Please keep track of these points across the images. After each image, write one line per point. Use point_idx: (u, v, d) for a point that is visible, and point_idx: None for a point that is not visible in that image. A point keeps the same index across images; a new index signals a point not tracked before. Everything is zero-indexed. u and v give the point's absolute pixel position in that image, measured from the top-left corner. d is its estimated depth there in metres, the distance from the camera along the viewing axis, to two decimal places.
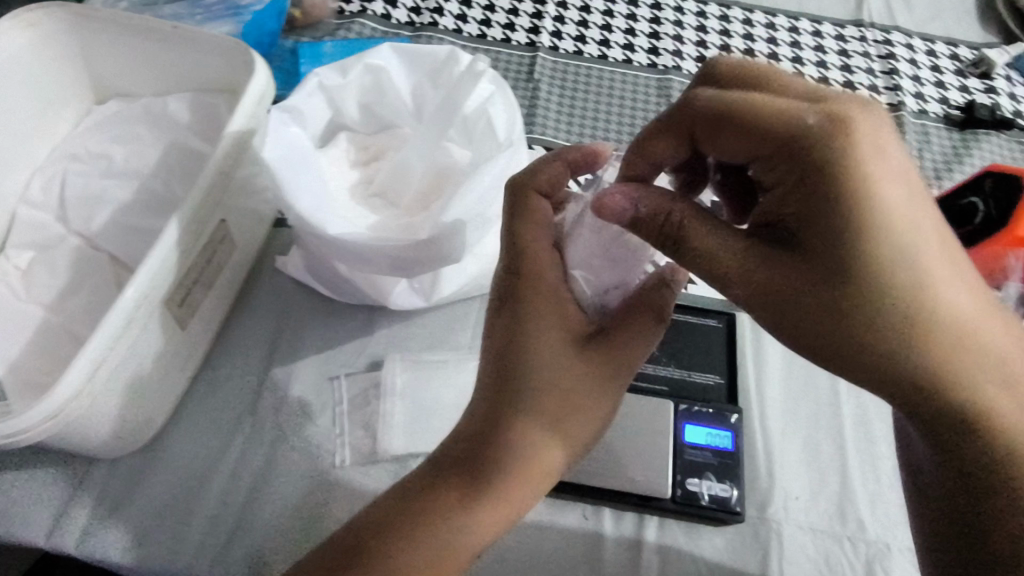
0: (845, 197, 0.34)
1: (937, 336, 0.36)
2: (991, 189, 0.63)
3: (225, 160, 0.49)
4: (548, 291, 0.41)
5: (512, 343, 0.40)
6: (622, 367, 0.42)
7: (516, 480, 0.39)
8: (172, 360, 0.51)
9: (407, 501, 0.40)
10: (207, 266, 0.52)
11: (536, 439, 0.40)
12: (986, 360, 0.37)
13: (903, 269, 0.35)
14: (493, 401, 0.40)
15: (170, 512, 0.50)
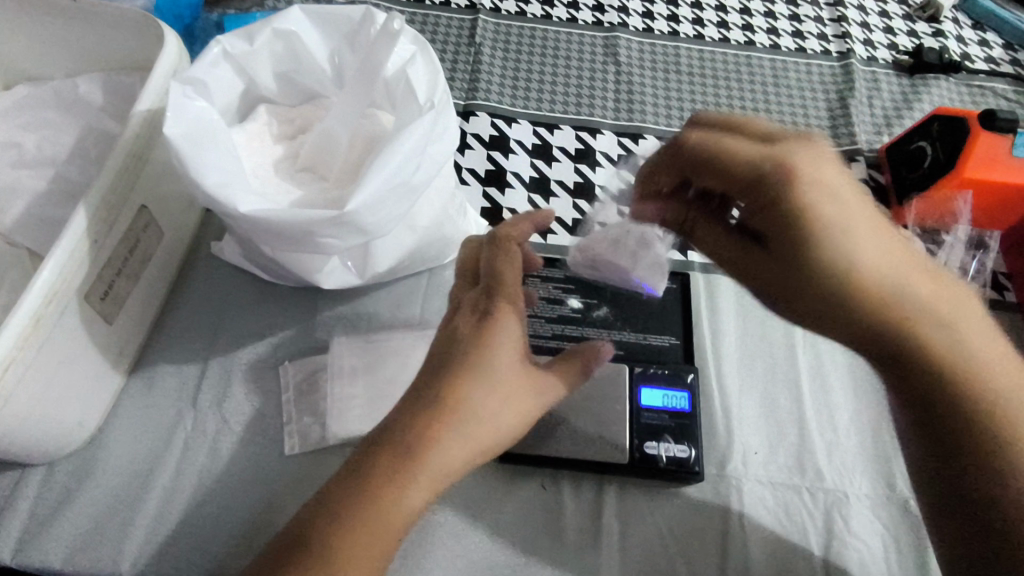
0: (807, 235, 0.39)
1: (915, 331, 0.39)
2: (938, 133, 0.62)
3: (136, 141, 0.46)
4: (518, 304, 0.43)
5: (469, 342, 0.40)
6: (550, 394, 0.42)
7: (450, 461, 0.37)
8: (101, 357, 0.48)
9: (337, 486, 0.36)
10: (132, 255, 0.49)
11: (484, 438, 0.38)
12: (975, 359, 0.38)
13: (880, 286, 0.39)
14: (439, 391, 0.38)
15: (110, 515, 0.47)
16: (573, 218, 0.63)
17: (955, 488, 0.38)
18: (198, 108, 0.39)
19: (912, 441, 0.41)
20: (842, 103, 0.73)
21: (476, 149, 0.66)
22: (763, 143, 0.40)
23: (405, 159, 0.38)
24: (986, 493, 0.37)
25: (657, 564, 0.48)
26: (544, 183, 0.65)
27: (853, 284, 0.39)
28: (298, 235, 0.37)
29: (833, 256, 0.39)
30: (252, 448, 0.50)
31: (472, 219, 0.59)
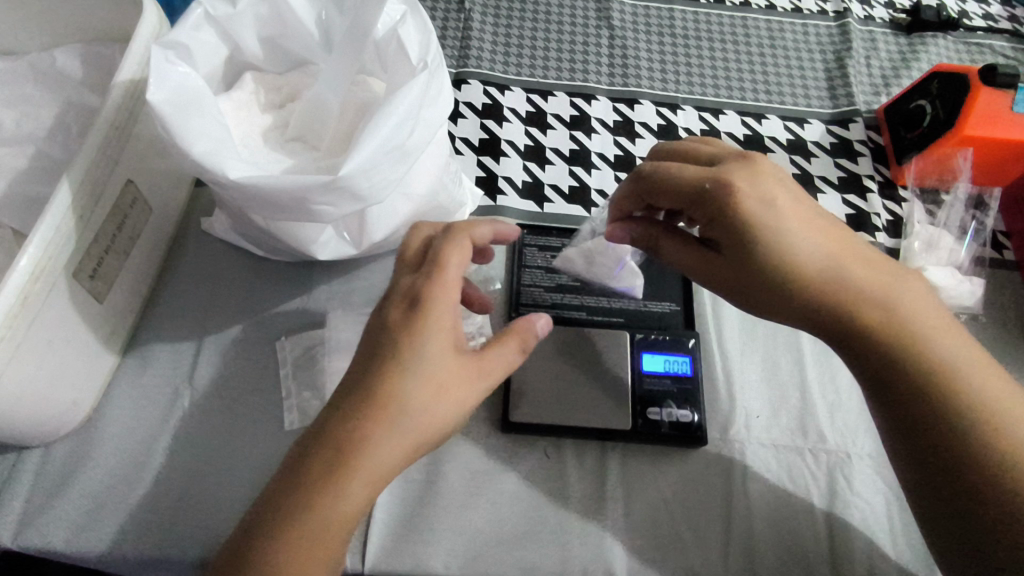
0: (760, 238, 0.41)
1: (882, 327, 0.41)
2: (938, 90, 0.61)
3: (119, 112, 0.44)
4: (450, 296, 0.40)
5: (399, 335, 0.38)
6: (492, 377, 0.41)
7: (387, 461, 0.37)
8: (93, 337, 0.47)
9: (276, 492, 0.36)
10: (119, 232, 0.47)
11: (416, 434, 0.38)
12: (942, 341, 0.41)
13: (839, 283, 0.41)
14: (368, 390, 0.37)
15: (110, 496, 0.47)
16: (569, 186, 0.62)
17: (931, 485, 0.40)
18: (182, 74, 0.38)
19: (894, 439, 0.42)
20: (840, 64, 0.72)
21: (469, 118, 0.65)
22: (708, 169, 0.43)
23: (400, 123, 0.37)
24: (964, 488, 0.39)
25: (662, 528, 0.48)
26: (539, 151, 0.64)
27: (817, 283, 0.41)
28: (291, 202, 0.36)
29: (799, 263, 0.41)
30: (251, 425, 0.50)
31: (467, 188, 0.58)
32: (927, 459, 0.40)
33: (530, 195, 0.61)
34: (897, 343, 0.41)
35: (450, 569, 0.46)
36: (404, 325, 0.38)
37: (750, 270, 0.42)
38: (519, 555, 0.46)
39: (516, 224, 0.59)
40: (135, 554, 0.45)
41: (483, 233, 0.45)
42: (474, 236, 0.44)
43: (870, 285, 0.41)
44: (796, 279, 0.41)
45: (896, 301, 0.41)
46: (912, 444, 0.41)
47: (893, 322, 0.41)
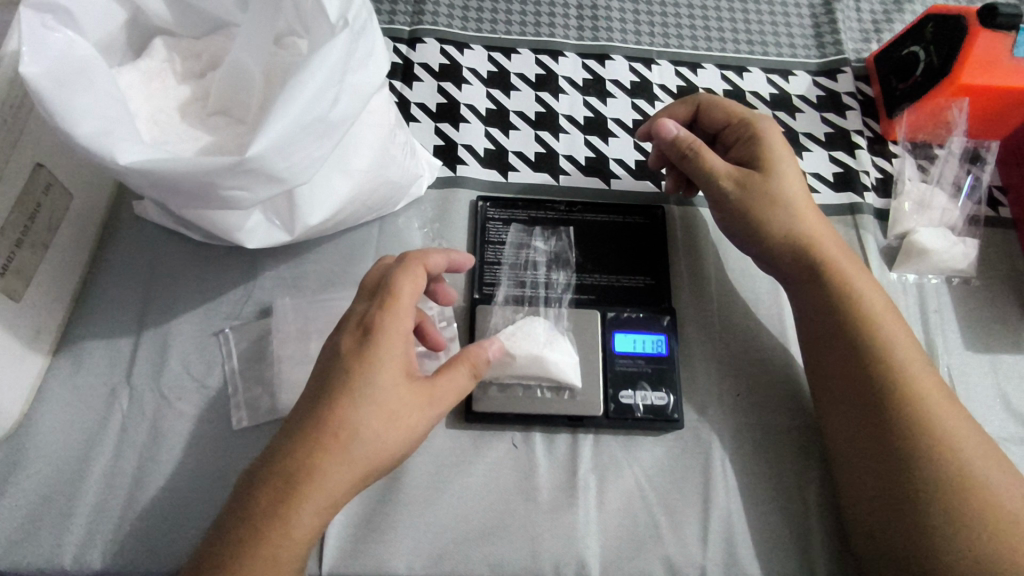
0: (784, 145, 0.50)
1: (829, 276, 0.46)
2: (932, 35, 0.56)
3: (15, 88, 0.40)
4: (401, 325, 0.40)
5: (350, 365, 0.39)
6: (443, 402, 0.41)
7: (334, 494, 0.37)
8: (12, 338, 0.43)
9: (233, 510, 0.37)
10: (31, 224, 0.43)
11: (366, 462, 0.38)
12: (912, 355, 0.43)
13: (823, 229, 0.48)
14: (318, 420, 0.38)
15: (46, 506, 0.44)
16: (536, 152, 0.58)
17: (859, 448, 0.42)
18: (63, 41, 0.33)
19: (855, 447, 0.42)
20: (827, 9, 0.66)
21: (425, 81, 0.60)
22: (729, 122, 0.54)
23: (319, 92, 0.33)
24: (902, 478, 0.39)
25: (639, 517, 0.45)
26: (502, 115, 0.59)
27: (793, 209, 0.47)
28: (199, 189, 0.32)
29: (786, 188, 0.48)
30: (196, 425, 0.46)
31: (422, 159, 0.54)
32: (860, 417, 0.42)
33: (493, 163, 0.57)
34: (837, 292, 0.45)
35: (413, 570, 0.43)
36: (355, 359, 0.39)
37: (740, 189, 0.48)
38: (486, 551, 0.44)
39: (479, 197, 0.55)
40: (76, 568, 0.42)
41: (437, 261, 0.45)
42: (428, 265, 0.44)
43: (831, 239, 0.47)
44: (770, 207, 0.47)
45: (851, 264, 0.46)
46: (847, 401, 0.43)
47: (845, 279, 0.45)
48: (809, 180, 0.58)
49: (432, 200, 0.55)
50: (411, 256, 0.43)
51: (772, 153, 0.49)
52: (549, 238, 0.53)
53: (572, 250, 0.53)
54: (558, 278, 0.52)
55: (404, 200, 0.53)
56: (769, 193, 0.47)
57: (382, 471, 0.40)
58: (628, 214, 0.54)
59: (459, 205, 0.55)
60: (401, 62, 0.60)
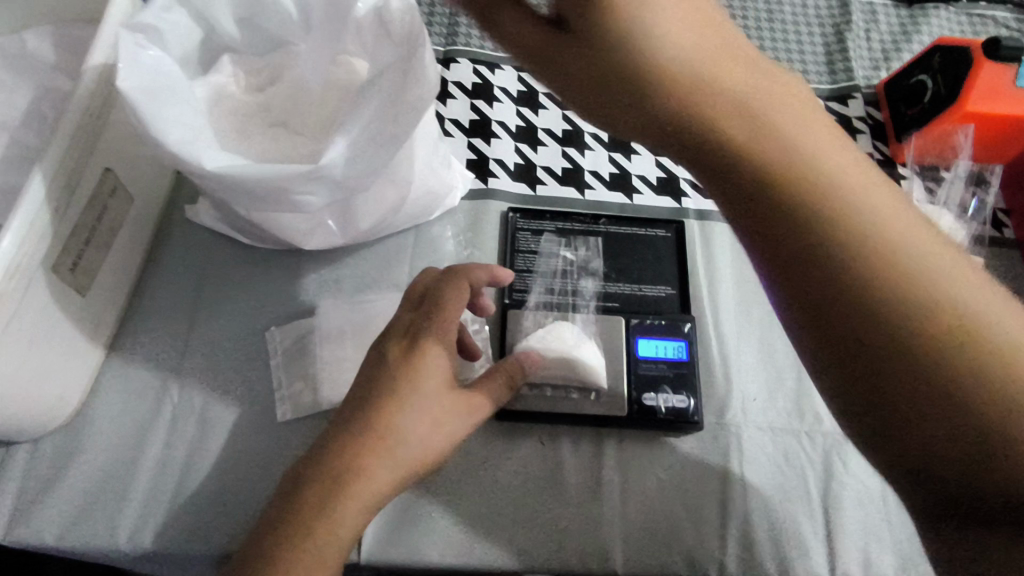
0: None
1: (763, 161, 0.25)
2: (940, 65, 0.60)
3: (94, 98, 0.43)
4: (446, 334, 0.44)
5: (401, 369, 0.42)
6: (479, 411, 0.44)
7: (380, 494, 0.39)
8: (77, 331, 0.46)
9: (277, 509, 0.37)
10: (99, 224, 0.46)
11: (410, 464, 0.40)
12: (949, 288, 0.23)
13: (748, 90, 0.26)
14: (367, 422, 0.40)
15: (102, 488, 0.46)
16: (563, 167, 0.61)
17: (932, 436, 0.23)
18: (153, 58, 0.36)
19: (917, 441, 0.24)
20: (839, 38, 0.70)
21: (459, 98, 0.63)
22: None
23: (380, 109, 0.36)
24: None
25: (660, 514, 0.48)
26: (531, 132, 0.62)
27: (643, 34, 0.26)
28: (273, 193, 0.35)
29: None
30: (244, 416, 0.49)
31: (457, 172, 0.57)
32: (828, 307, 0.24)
33: (523, 177, 0.60)
34: (813, 204, 0.24)
35: (447, 557, 0.46)
36: (405, 367, 0.42)
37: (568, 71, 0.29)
38: (515, 541, 0.46)
39: (510, 208, 0.58)
40: (130, 549, 0.45)
41: (481, 276, 0.48)
42: (472, 280, 0.48)
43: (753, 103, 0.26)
44: (641, 80, 0.26)
45: (805, 127, 0.26)
46: (905, 377, 0.23)
47: (807, 176, 0.24)
48: None
49: (465, 210, 0.58)
50: (458, 272, 0.47)
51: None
52: (577, 248, 0.56)
53: (599, 260, 0.56)
54: (586, 286, 0.55)
55: (439, 209, 0.56)
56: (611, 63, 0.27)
57: (417, 478, 0.41)
58: (650, 227, 0.57)
59: (491, 215, 0.58)
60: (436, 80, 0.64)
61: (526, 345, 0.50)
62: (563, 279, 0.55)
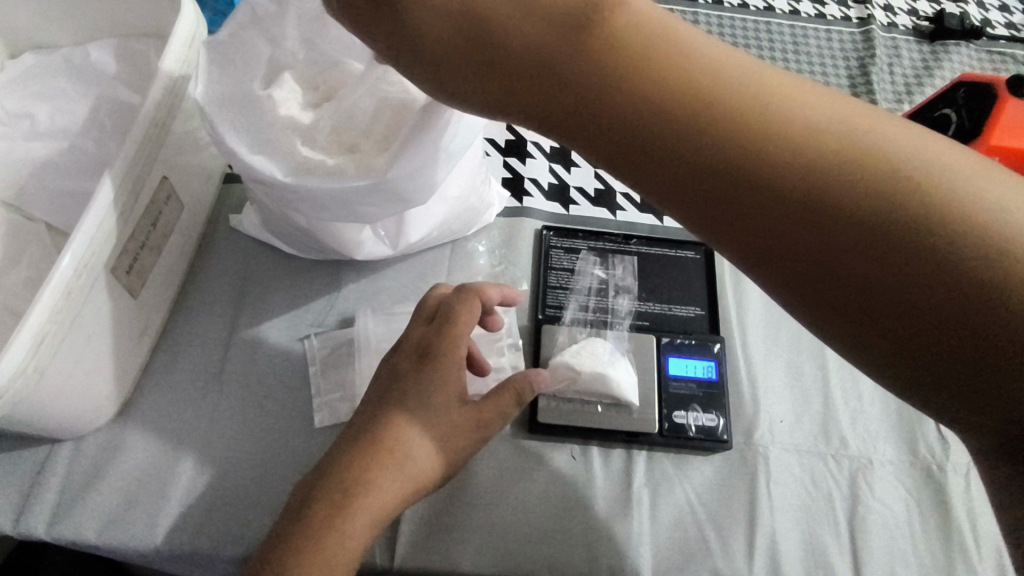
0: None
1: (761, 156, 0.26)
2: (964, 100, 0.61)
3: (158, 109, 0.45)
4: (455, 351, 0.47)
5: (407, 386, 0.45)
6: (487, 426, 0.46)
7: (388, 502, 0.41)
8: (127, 332, 0.48)
9: (293, 510, 0.41)
10: (153, 229, 0.48)
11: (418, 475, 0.43)
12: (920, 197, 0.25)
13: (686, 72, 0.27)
14: (377, 435, 0.43)
15: (144, 488, 0.47)
16: (595, 188, 0.63)
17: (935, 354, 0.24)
18: None
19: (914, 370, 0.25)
20: (863, 70, 0.72)
21: (495, 119, 0.65)
22: None
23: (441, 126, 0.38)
24: None
25: (689, 531, 0.48)
26: (564, 153, 0.64)
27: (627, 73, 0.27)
28: (338, 204, 0.37)
29: (595, 18, 0.27)
30: (283, 422, 0.50)
31: (495, 190, 0.59)
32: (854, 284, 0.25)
33: (556, 197, 0.62)
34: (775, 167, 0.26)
35: (479, 567, 0.46)
36: (409, 384, 0.45)
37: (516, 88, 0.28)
38: (546, 553, 0.47)
39: (543, 226, 0.59)
40: (169, 549, 0.45)
41: (490, 294, 0.50)
42: (483, 297, 0.50)
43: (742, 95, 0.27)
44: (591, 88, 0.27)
45: (792, 107, 0.26)
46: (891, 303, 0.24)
47: (764, 139, 0.26)
48: None
49: (500, 227, 0.60)
50: (468, 289, 0.49)
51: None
52: (608, 266, 0.57)
53: (632, 279, 0.57)
54: (621, 304, 0.56)
55: (475, 226, 0.58)
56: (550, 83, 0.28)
57: (427, 490, 0.44)
58: (680, 248, 0.59)
59: (525, 233, 0.60)
60: None
61: (560, 360, 0.51)
62: (598, 298, 0.56)
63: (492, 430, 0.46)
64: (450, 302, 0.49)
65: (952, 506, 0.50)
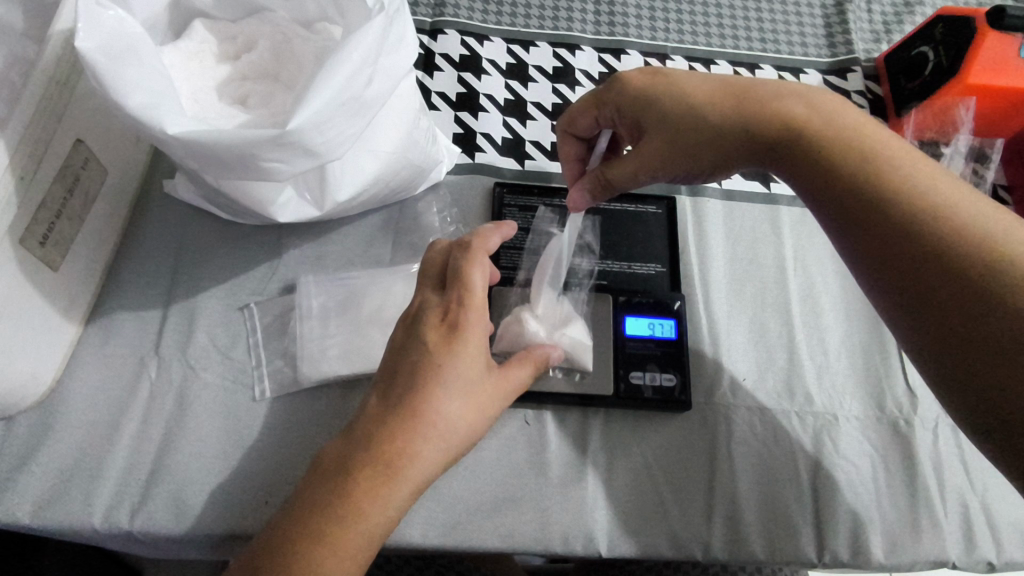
0: (758, 108, 0.41)
1: (894, 204, 0.35)
2: (942, 36, 0.57)
3: (59, 66, 0.42)
4: (480, 320, 0.42)
5: (437, 356, 0.39)
6: (514, 387, 0.43)
7: (427, 472, 0.38)
8: (48, 305, 0.45)
9: (312, 497, 0.36)
10: (71, 195, 0.45)
11: (455, 446, 0.39)
12: (963, 236, 0.33)
13: (846, 154, 0.38)
14: (409, 405, 0.38)
15: (76, 468, 0.45)
16: (552, 142, 0.59)
17: (956, 322, 0.33)
18: (114, 19, 0.36)
19: (931, 331, 0.34)
20: (839, 9, 0.68)
21: (446, 71, 0.61)
22: (666, 84, 0.44)
23: (356, 71, 0.36)
24: (1002, 335, 0.31)
25: (646, 493, 0.47)
26: (519, 105, 0.61)
27: (840, 155, 0.38)
28: (239, 160, 0.35)
29: (804, 136, 0.39)
30: (221, 394, 0.48)
31: (443, 145, 0.55)
32: (935, 298, 0.33)
33: (510, 152, 0.59)
34: (899, 204, 0.35)
35: (427, 539, 0.44)
36: (448, 356, 0.39)
37: (776, 164, 0.41)
38: (498, 522, 0.45)
39: (496, 183, 0.57)
40: (104, 529, 0.43)
41: (495, 244, 0.46)
42: (489, 250, 0.45)
43: (897, 163, 0.37)
44: (813, 173, 0.39)
45: (913, 173, 0.36)
46: (946, 293, 0.33)
47: (896, 191, 0.36)
48: None
49: (450, 186, 0.57)
50: (477, 244, 0.44)
51: (758, 104, 0.41)
52: None
53: (592, 236, 0.55)
54: (580, 263, 0.54)
55: (426, 183, 0.55)
56: (792, 165, 0.40)
57: (464, 453, 0.40)
58: (641, 204, 0.57)
59: (478, 191, 0.57)
60: (422, 52, 0.62)
61: (510, 317, 0.49)
62: None
63: (518, 391, 0.43)
64: (463, 261, 0.43)
65: (918, 463, 0.49)
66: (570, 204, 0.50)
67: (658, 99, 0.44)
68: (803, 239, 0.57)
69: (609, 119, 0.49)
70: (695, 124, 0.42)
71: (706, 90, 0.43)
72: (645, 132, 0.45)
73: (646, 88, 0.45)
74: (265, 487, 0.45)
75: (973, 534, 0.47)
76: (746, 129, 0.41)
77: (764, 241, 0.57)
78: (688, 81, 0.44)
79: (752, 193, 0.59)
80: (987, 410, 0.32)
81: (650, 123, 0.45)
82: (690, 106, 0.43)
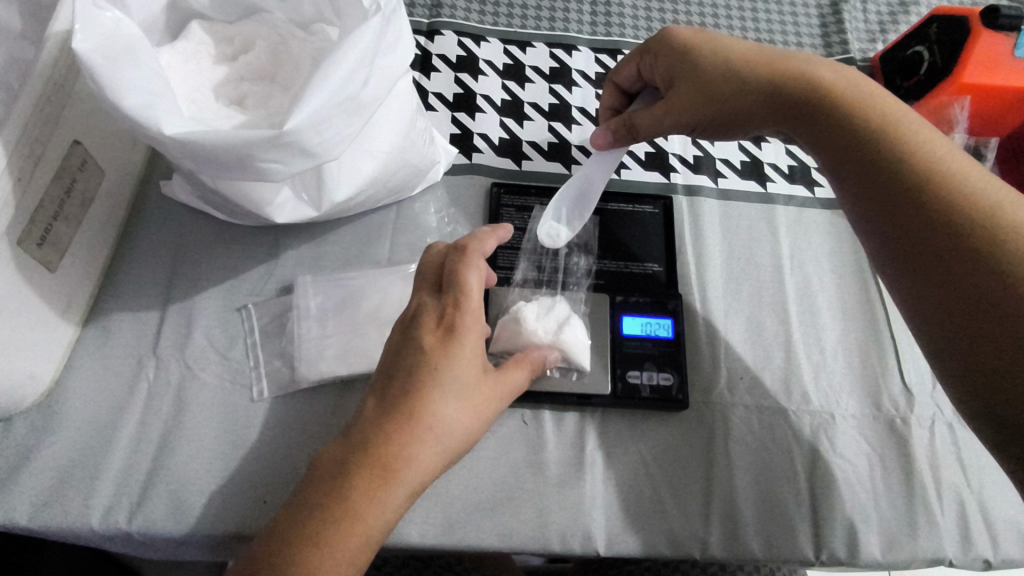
0: (788, 71, 0.44)
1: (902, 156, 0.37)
2: (937, 35, 0.57)
3: (56, 68, 0.42)
4: (477, 321, 0.42)
5: (434, 357, 0.39)
6: (512, 388, 0.43)
7: (426, 472, 0.38)
8: (46, 307, 0.45)
9: (311, 498, 0.36)
10: (69, 197, 0.45)
11: (453, 447, 0.39)
12: (958, 191, 0.35)
13: (865, 112, 0.40)
14: (406, 405, 0.38)
15: (74, 469, 0.45)
16: (548, 142, 0.60)
17: (944, 271, 0.34)
18: (111, 20, 0.36)
19: (919, 282, 0.35)
20: (835, 9, 0.68)
21: (443, 72, 0.61)
22: (705, 42, 0.47)
23: (352, 72, 0.36)
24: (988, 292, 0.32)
25: (643, 491, 0.47)
26: (516, 105, 0.61)
27: (859, 114, 0.40)
28: (235, 161, 0.35)
29: (828, 95, 0.42)
30: (218, 394, 0.48)
31: (440, 146, 0.55)
32: (927, 247, 0.34)
33: (507, 152, 0.59)
34: (905, 156, 0.37)
35: (425, 538, 0.45)
36: (445, 357, 0.40)
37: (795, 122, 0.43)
38: (496, 521, 0.45)
39: (494, 183, 0.57)
40: (101, 530, 0.43)
41: (490, 246, 0.46)
42: (485, 252, 0.46)
43: (912, 127, 0.39)
44: (829, 128, 0.41)
45: (925, 137, 0.38)
46: (936, 243, 0.34)
47: (906, 146, 0.38)
48: (813, 175, 0.61)
49: (447, 187, 0.57)
50: (472, 247, 0.44)
51: (790, 67, 0.44)
52: None
53: (589, 236, 0.55)
54: (578, 263, 0.54)
55: (422, 184, 0.55)
56: (810, 121, 0.42)
57: (462, 454, 0.41)
58: (638, 203, 0.57)
59: (475, 192, 0.57)
60: (419, 53, 0.62)
61: (507, 318, 0.49)
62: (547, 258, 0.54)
63: (516, 392, 0.44)
64: (458, 263, 0.43)
65: (915, 461, 0.49)
66: (593, 144, 0.53)
67: (695, 54, 0.47)
68: (799, 238, 0.57)
69: (647, 72, 0.51)
70: (725, 78, 0.46)
71: (743, 51, 0.46)
72: (677, 83, 0.48)
73: (687, 43, 0.48)
74: (263, 487, 0.45)
75: (970, 531, 0.47)
76: (775, 87, 0.44)
77: (760, 240, 0.57)
78: (726, 43, 0.47)
79: (748, 192, 0.59)
80: (974, 378, 0.32)
81: (682, 75, 0.48)
82: (726, 60, 0.46)
